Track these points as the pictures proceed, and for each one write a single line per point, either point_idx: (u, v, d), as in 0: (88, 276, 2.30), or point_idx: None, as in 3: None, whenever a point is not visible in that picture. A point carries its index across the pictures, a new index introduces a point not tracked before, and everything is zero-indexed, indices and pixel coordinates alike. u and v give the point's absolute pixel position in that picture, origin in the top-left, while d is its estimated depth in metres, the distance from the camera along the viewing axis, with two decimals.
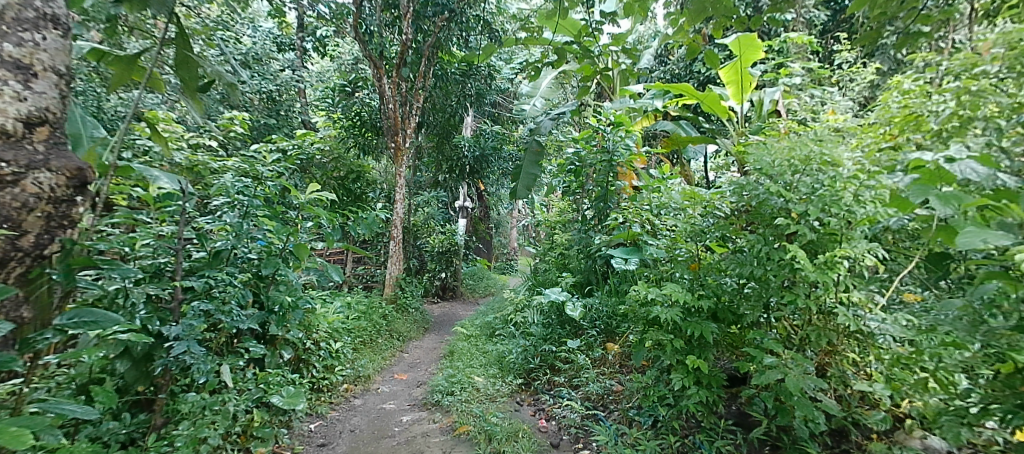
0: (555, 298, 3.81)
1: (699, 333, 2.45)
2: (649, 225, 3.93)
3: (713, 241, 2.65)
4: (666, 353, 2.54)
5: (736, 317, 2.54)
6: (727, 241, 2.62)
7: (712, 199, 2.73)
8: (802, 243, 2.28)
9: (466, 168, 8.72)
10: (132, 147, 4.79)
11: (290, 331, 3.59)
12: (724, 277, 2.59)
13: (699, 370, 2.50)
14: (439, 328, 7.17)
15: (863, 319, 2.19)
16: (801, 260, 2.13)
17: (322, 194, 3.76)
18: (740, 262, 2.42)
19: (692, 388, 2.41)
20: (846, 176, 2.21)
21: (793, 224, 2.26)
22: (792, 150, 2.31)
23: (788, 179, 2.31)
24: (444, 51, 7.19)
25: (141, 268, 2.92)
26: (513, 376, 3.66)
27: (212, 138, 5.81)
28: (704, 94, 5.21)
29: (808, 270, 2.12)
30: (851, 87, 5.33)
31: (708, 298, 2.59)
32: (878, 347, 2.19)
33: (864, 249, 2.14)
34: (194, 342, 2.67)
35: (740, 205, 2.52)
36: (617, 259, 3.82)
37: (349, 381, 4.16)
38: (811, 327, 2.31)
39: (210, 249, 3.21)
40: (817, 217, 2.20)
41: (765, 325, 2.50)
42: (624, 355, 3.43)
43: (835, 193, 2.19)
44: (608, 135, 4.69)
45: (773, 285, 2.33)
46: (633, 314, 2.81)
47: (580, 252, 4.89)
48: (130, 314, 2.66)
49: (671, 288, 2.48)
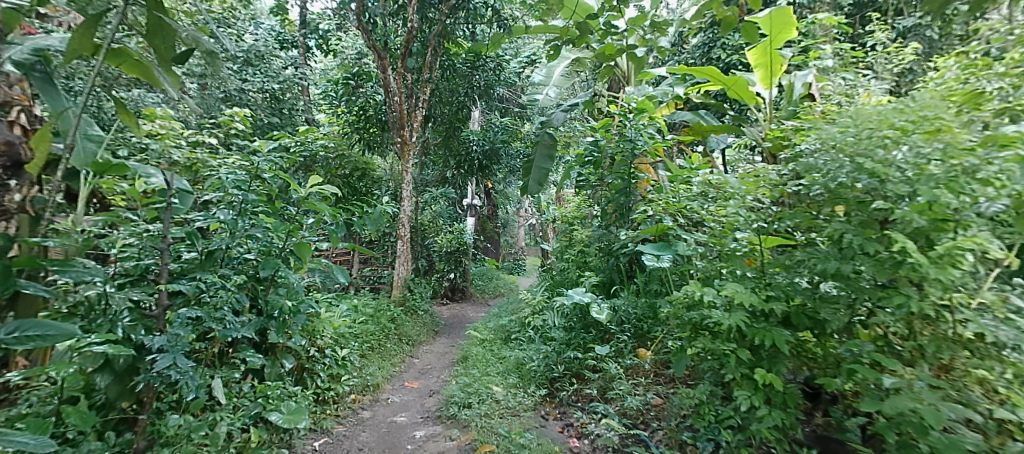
0: (581, 300, 3.49)
1: (769, 342, 2.14)
2: (682, 218, 3.62)
3: (779, 235, 2.37)
4: (729, 366, 2.24)
5: (814, 322, 2.25)
6: (797, 235, 2.34)
7: (775, 185, 2.43)
8: (905, 233, 1.96)
9: (474, 163, 8.39)
10: (127, 145, 4.53)
11: (292, 340, 3.29)
12: (796, 277, 2.30)
13: (771, 388, 2.18)
14: (449, 331, 6.87)
15: (986, 326, 1.85)
16: (912, 252, 1.83)
17: (326, 188, 3.47)
18: (820, 256, 2.13)
19: (764, 409, 2.09)
20: (961, 148, 1.92)
21: (895, 209, 1.95)
22: (889, 120, 2.04)
23: (881, 155, 2.00)
24: (451, 41, 6.89)
25: (125, 270, 2.64)
26: (536, 386, 3.35)
27: (211, 135, 5.55)
28: (730, 78, 4.88)
29: (922, 263, 1.82)
30: (889, 68, 4.97)
31: (778, 300, 2.30)
32: (1007, 361, 1.85)
33: (989, 237, 1.82)
34: (182, 354, 2.35)
35: (813, 192, 2.24)
36: (647, 257, 3.46)
37: (356, 392, 3.85)
38: (919, 335, 1.98)
39: (203, 249, 2.91)
40: (927, 201, 1.89)
41: (850, 333, 2.20)
42: (662, 364, 3.10)
43: (950, 172, 1.89)
44: (631, 123, 4.37)
45: (866, 283, 2.03)
46: (683, 319, 2.50)
47: (601, 249, 4.56)
48: (112, 322, 2.38)
49: (735, 289, 2.18)
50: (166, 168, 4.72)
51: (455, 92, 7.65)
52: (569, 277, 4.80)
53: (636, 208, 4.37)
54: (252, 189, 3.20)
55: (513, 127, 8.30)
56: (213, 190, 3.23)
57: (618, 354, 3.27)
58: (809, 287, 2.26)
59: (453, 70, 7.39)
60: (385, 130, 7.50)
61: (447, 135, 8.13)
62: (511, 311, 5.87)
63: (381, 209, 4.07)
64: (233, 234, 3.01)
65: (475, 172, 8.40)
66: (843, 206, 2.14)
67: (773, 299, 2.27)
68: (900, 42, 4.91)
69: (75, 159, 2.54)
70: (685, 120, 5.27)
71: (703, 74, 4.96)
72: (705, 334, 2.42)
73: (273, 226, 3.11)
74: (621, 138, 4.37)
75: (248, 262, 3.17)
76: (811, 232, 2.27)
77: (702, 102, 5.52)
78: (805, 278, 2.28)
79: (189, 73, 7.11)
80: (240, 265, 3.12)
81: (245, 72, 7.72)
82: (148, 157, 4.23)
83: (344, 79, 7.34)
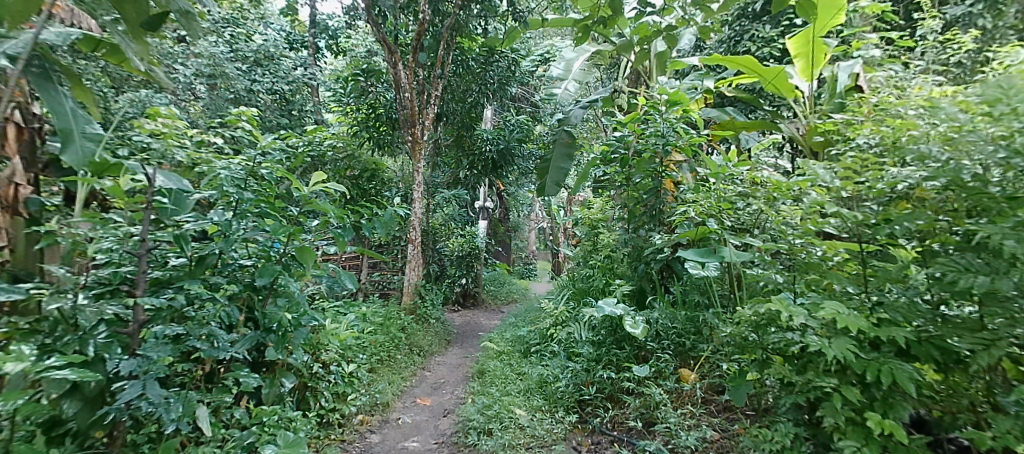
0: (613, 312, 3.13)
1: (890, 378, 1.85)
2: (727, 222, 3.25)
3: (889, 245, 2.13)
4: (834, 408, 1.92)
5: (941, 353, 1.97)
6: (907, 246, 2.11)
7: (875, 183, 2.17)
8: None
9: (488, 163, 7.97)
10: (128, 145, 4.26)
11: (292, 356, 2.94)
12: (915, 296, 2.05)
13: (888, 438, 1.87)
14: (462, 341, 6.52)
15: None
16: None
17: (334, 187, 3.12)
18: (956, 269, 1.87)
19: None
20: None
21: None
22: None
23: None
24: (464, 35, 6.56)
25: (102, 278, 2.34)
26: (564, 411, 2.99)
27: (215, 135, 5.27)
28: (768, 69, 4.51)
29: None
30: (942, 57, 4.55)
31: (893, 323, 2.04)
32: None
33: None
34: (154, 382, 2.05)
35: (949, 194, 1.98)
36: (690, 264, 3.09)
37: (364, 412, 3.52)
38: None
39: (193, 255, 2.60)
40: None
41: (987, 370, 1.93)
42: (713, 389, 2.74)
43: None
44: (663, 117, 4.00)
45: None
46: (758, 343, 2.17)
47: (630, 255, 4.19)
48: (81, 340, 2.08)
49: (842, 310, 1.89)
50: (168, 169, 4.44)
51: (469, 89, 7.32)
52: (593, 284, 4.43)
53: (671, 210, 3.99)
54: (249, 188, 2.88)
55: (528, 126, 7.94)
56: (207, 189, 2.91)
57: (659, 375, 2.91)
58: (931, 308, 2.00)
59: (466, 66, 7.06)
60: (395, 129, 7.17)
61: (459, 135, 7.79)
62: (529, 321, 5.51)
63: (391, 209, 3.71)
64: (226, 238, 2.69)
65: (489, 172, 8.03)
66: (988, 208, 1.89)
67: (889, 321, 2.01)
68: (955, 28, 4.47)
69: (70, 158, 2.24)
70: (715, 115, 4.91)
71: (739, 65, 4.61)
72: (792, 363, 2.10)
73: (272, 229, 2.76)
74: (653, 132, 4.00)
75: (243, 269, 2.84)
76: (938, 245, 2.02)
77: (734, 96, 5.13)
78: (926, 298, 2.03)
79: (196, 73, 6.85)
80: (233, 272, 2.79)
81: (254, 72, 7.40)
82: (146, 155, 3.94)
83: (353, 75, 7.00)
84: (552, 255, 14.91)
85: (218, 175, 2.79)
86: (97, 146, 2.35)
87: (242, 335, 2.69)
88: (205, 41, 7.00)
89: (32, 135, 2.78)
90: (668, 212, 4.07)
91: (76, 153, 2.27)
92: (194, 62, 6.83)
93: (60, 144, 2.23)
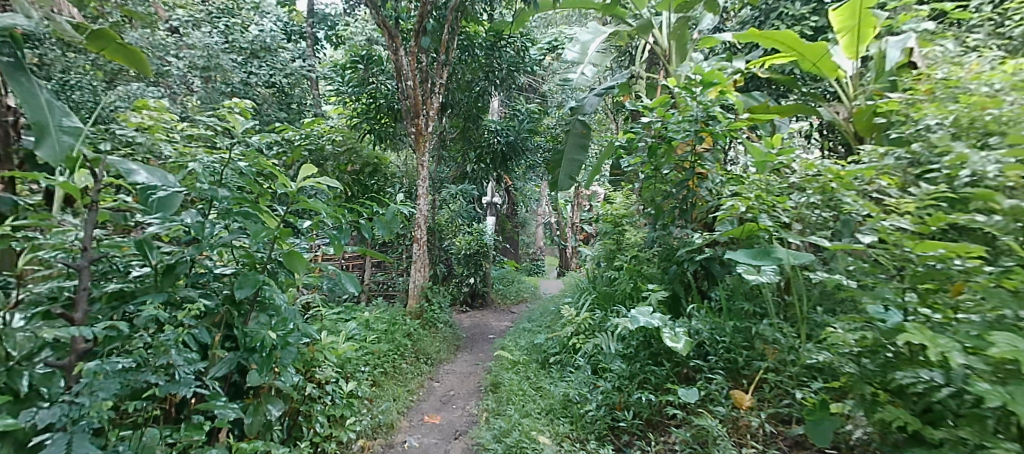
0: (651, 323, 2.72)
1: None
2: (785, 218, 2.79)
3: None
4: None
5: None
6: None
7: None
8: None
9: (498, 155, 7.46)
10: (111, 140, 3.88)
11: (281, 380, 2.53)
12: None
13: None
14: (472, 346, 6.13)
15: None
16: None
17: (326, 181, 2.70)
18: None
19: None
20: None
21: None
22: None
23: None
24: (470, 19, 6.13)
25: (46, 295, 1.94)
26: (596, 440, 2.59)
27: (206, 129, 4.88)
28: (808, 46, 4.04)
29: None
30: (1006, 28, 4.04)
31: None
32: None
33: None
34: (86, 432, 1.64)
35: None
36: (741, 267, 2.64)
37: (364, 437, 3.13)
38: None
39: (158, 264, 2.19)
40: None
41: None
42: (775, 418, 2.32)
43: None
44: (697, 101, 3.57)
45: None
46: (864, 377, 1.93)
47: (660, 255, 3.76)
48: (12, 372, 1.68)
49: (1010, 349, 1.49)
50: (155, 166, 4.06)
51: (474, 77, 6.85)
52: (619, 288, 3.96)
53: (708, 204, 3.54)
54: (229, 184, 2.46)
55: (538, 116, 7.48)
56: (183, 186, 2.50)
57: (708, 399, 2.49)
58: None
59: (472, 53, 6.59)
60: (397, 120, 6.71)
61: (465, 127, 7.25)
62: (545, 326, 5.07)
63: (394, 207, 3.27)
64: (199, 242, 2.28)
65: (497, 165, 7.52)
66: None
67: None
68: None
69: (47, 152, 2.08)
70: (746, 99, 4.45)
71: (775, 41, 4.11)
72: (909, 404, 1.83)
73: (254, 231, 2.35)
74: (685, 117, 3.57)
75: (222, 278, 2.42)
76: None
77: (766, 77, 4.66)
78: None
79: (190, 65, 6.45)
80: (210, 283, 2.37)
81: (250, 64, 6.96)
82: (128, 150, 3.55)
83: (352, 63, 6.54)
84: (560, 251, 14.49)
85: (189, 168, 2.36)
86: (75, 141, 2.21)
87: (218, 357, 2.28)
88: (199, 32, 6.61)
89: (3, 129, 2.45)
90: (704, 206, 3.62)
91: (53, 147, 2.11)
92: (187, 55, 6.43)
93: (35, 138, 2.08)
